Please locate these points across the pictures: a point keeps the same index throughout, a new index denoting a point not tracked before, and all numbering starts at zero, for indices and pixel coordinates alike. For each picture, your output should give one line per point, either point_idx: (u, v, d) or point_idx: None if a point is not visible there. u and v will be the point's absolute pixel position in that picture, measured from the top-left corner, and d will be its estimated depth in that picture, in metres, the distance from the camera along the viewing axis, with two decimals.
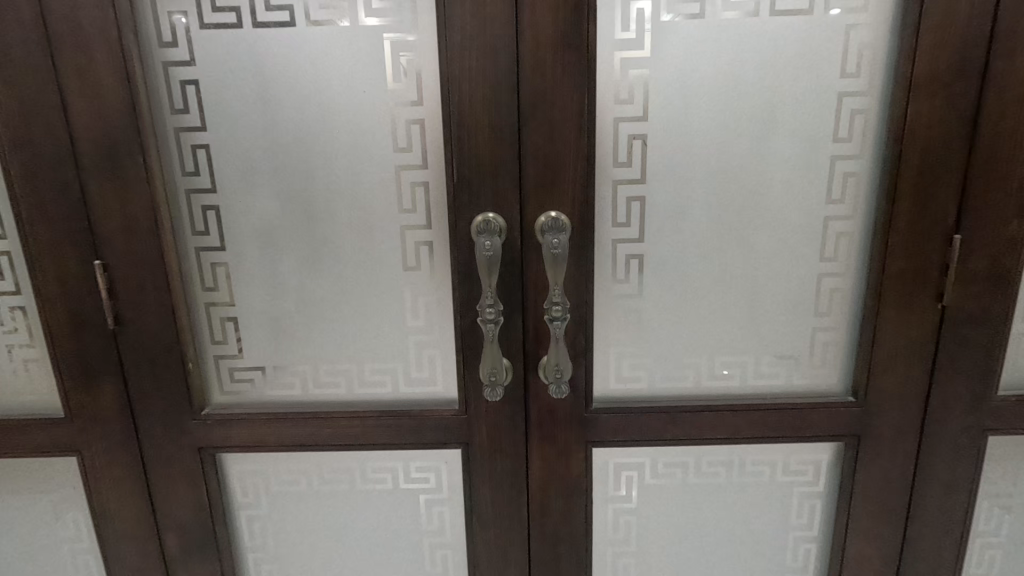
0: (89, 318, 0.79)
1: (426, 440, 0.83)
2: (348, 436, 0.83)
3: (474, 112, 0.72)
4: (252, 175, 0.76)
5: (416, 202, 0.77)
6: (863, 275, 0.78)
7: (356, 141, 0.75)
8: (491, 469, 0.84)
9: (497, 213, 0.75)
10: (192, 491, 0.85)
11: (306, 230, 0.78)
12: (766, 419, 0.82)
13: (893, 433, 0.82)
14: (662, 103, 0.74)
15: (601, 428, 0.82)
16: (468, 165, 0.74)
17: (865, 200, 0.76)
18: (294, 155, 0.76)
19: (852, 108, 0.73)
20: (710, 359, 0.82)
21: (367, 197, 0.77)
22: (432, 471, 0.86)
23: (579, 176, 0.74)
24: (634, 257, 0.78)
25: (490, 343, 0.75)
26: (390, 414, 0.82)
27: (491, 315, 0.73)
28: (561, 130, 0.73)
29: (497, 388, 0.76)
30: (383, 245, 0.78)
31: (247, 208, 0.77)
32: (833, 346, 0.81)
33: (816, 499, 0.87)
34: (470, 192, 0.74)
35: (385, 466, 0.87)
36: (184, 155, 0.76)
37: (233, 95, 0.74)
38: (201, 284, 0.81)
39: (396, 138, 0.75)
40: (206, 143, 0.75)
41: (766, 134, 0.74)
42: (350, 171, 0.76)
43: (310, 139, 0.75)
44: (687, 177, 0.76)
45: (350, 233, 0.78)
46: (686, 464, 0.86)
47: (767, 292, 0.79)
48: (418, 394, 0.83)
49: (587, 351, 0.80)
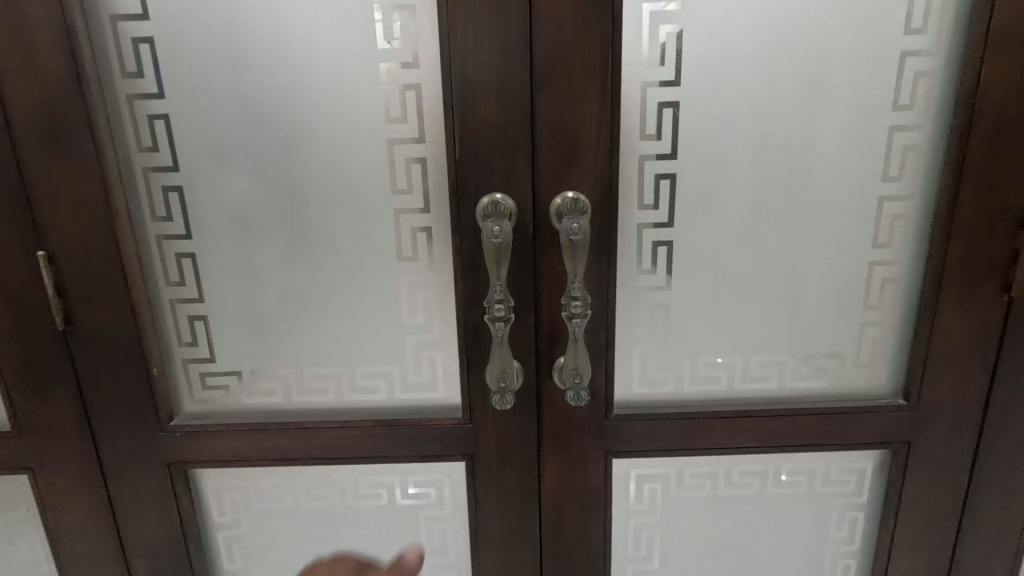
0: (36, 320, 0.68)
1: (426, 452, 0.74)
2: (337, 449, 0.74)
3: (479, 75, 0.62)
4: (221, 152, 0.66)
5: (412, 183, 0.66)
6: (919, 263, 0.69)
7: (341, 111, 0.64)
8: (499, 483, 0.75)
9: (506, 195, 0.65)
10: (162, 512, 0.76)
11: (285, 216, 0.68)
12: (807, 425, 0.73)
13: (950, 440, 0.73)
14: (697, 65, 0.63)
15: (623, 436, 0.73)
16: (473, 138, 0.63)
17: (925, 177, 0.67)
18: (270, 128, 0.65)
19: (915, 70, 0.63)
20: (746, 359, 0.73)
21: (355, 176, 0.66)
22: (433, 485, 0.77)
23: (602, 150, 0.64)
24: (662, 244, 0.69)
25: (499, 344, 0.65)
26: (385, 423, 0.73)
27: (500, 313, 0.64)
28: (582, 97, 0.63)
29: (507, 396, 0.67)
30: (374, 231, 0.68)
31: (215, 189, 0.67)
32: (883, 344, 0.72)
33: (856, 511, 0.79)
34: (475, 170, 0.64)
35: (379, 481, 0.77)
36: (140, 128, 0.65)
37: (196, 56, 0.63)
38: (164, 277, 0.70)
39: (388, 106, 0.64)
40: (165, 113, 0.65)
41: (816, 101, 0.64)
42: (335, 146, 0.65)
43: (287, 109, 0.64)
44: (724, 152, 0.66)
45: (336, 218, 0.68)
46: (715, 475, 0.77)
47: (811, 283, 0.70)
48: (416, 401, 0.74)
49: (608, 352, 0.70)
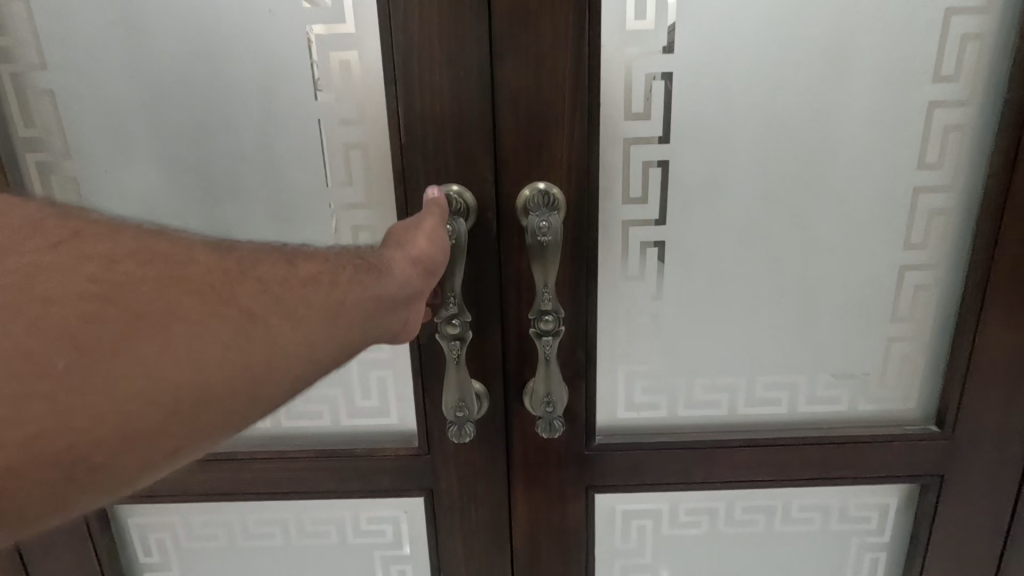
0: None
1: (376, 486, 0.63)
2: (275, 484, 0.64)
3: (427, 40, 0.51)
4: (123, 137, 0.55)
5: (352, 172, 0.55)
6: (959, 268, 0.58)
7: (263, 85, 0.53)
8: (462, 522, 0.65)
9: (462, 186, 0.54)
10: (76, 554, 0.66)
11: (203, 213, 0.57)
12: (822, 456, 0.62)
13: (990, 474, 0.62)
14: (695, 28, 0.52)
15: (607, 468, 0.63)
16: (421, 118, 0.52)
17: (969, 164, 0.55)
18: (178, 106, 0.54)
19: (962, 32, 0.52)
20: (751, 379, 0.62)
21: (283, 166, 0.55)
22: (389, 522, 0.67)
23: (578, 133, 0.53)
24: (651, 245, 0.58)
25: (455, 366, 0.55)
26: (329, 454, 0.63)
27: (453, 330, 0.53)
28: (552, 66, 0.51)
29: (465, 427, 0.57)
30: (309, 232, 0.57)
31: (118, 181, 0.56)
32: (913, 362, 0.62)
33: (878, 551, 0.69)
34: (425, 156, 0.53)
35: (327, 517, 0.68)
36: (26, 108, 0.54)
37: (85, 19, 0.52)
38: None
39: (319, 79, 0.53)
40: (52, 87, 0.54)
41: (841, 70, 0.53)
42: (257, 128, 0.54)
43: (198, 83, 0.53)
44: (727, 134, 0.55)
45: (263, 215, 0.57)
46: (715, 511, 0.67)
47: (829, 290, 0.59)
48: (366, 428, 0.64)
49: (589, 372, 0.60)
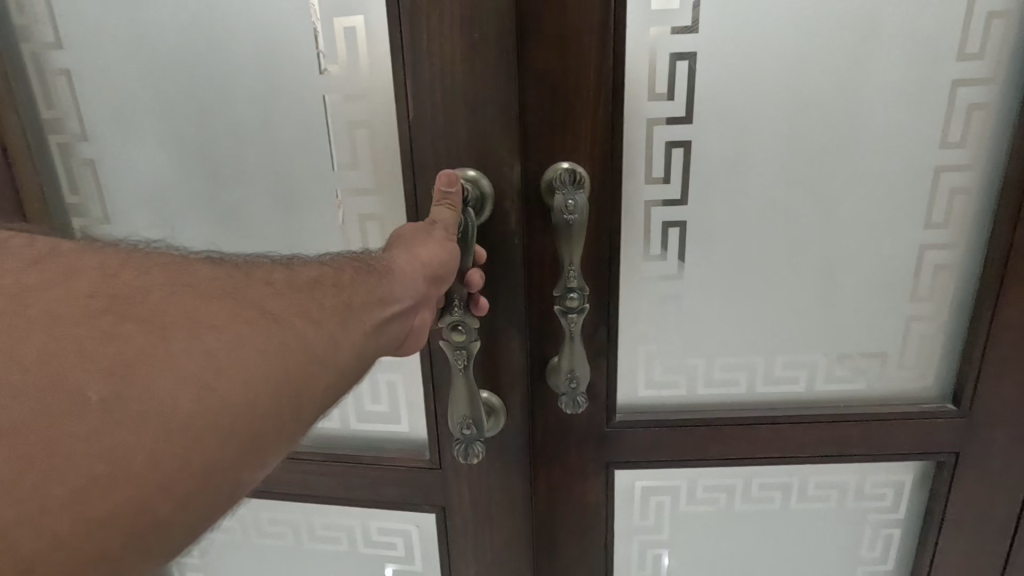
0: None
1: (386, 497, 0.67)
2: (292, 484, 0.67)
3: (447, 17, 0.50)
4: (136, 122, 0.58)
5: (357, 154, 0.57)
6: (979, 248, 0.59)
7: (279, 65, 0.55)
8: (470, 536, 0.67)
9: (478, 171, 0.54)
10: None
11: (211, 195, 0.60)
12: (839, 433, 0.64)
13: (1005, 451, 0.63)
14: (718, 6, 0.52)
15: (626, 445, 0.64)
16: (431, 98, 0.53)
17: (993, 143, 0.56)
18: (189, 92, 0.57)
19: (988, 10, 0.52)
20: (770, 358, 0.63)
21: (285, 147, 0.57)
22: (399, 535, 0.72)
23: (601, 112, 0.54)
24: (673, 225, 0.58)
25: (464, 378, 0.56)
26: (339, 461, 0.66)
27: (459, 341, 0.54)
28: (578, 45, 0.52)
29: (473, 444, 0.58)
30: (309, 214, 0.60)
31: (129, 163, 0.60)
32: (931, 341, 0.62)
33: (892, 528, 0.70)
34: (437, 137, 0.54)
35: (341, 524, 0.73)
36: (49, 92, 0.58)
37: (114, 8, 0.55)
38: None
39: (327, 57, 0.54)
40: (68, 68, 0.57)
41: (866, 46, 0.53)
42: (260, 108, 0.56)
43: (213, 66, 0.55)
44: (750, 114, 0.55)
45: (269, 199, 0.59)
46: (732, 488, 0.68)
47: (848, 269, 0.60)
48: (376, 433, 0.67)
49: (609, 351, 0.61)
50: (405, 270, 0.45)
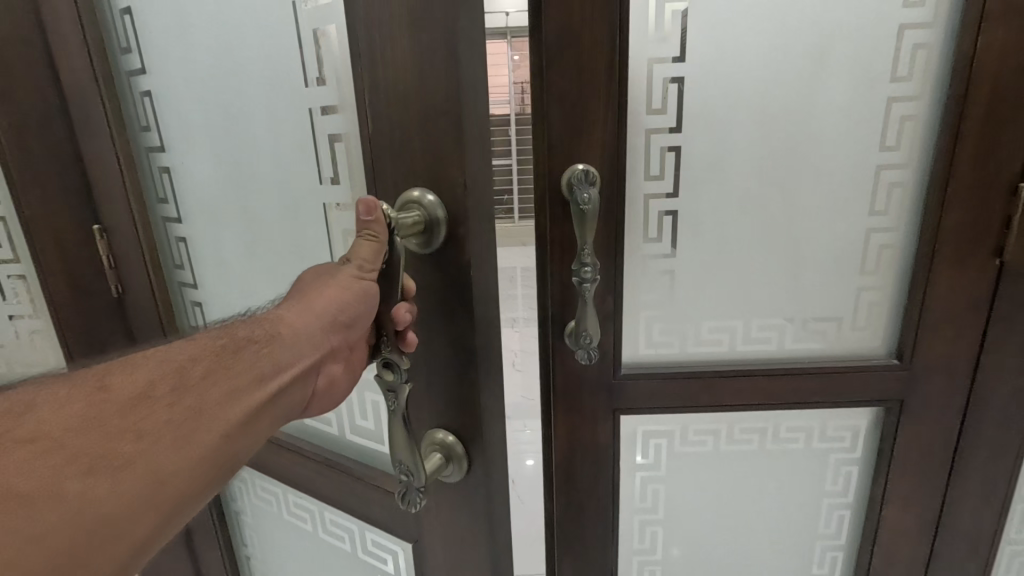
0: (89, 293, 0.75)
1: (372, 512, 0.70)
2: (300, 474, 0.77)
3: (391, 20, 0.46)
4: (189, 132, 0.66)
5: (340, 168, 0.57)
6: (914, 230, 0.73)
7: (285, 85, 0.58)
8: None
9: (425, 193, 0.48)
10: None
11: (242, 202, 0.66)
12: (804, 383, 0.78)
13: (939, 397, 0.77)
14: (701, 40, 0.67)
15: (630, 394, 0.79)
16: (384, 114, 0.49)
17: (922, 145, 0.70)
18: (220, 106, 0.62)
19: (914, 41, 0.66)
20: (747, 322, 0.78)
21: (287, 158, 0.61)
22: (388, 554, 0.73)
23: (609, 125, 0.68)
24: (668, 214, 0.73)
25: (401, 423, 0.49)
26: (329, 465, 0.72)
27: (393, 380, 0.48)
28: (591, 73, 0.66)
29: (411, 493, 0.51)
30: (309, 226, 0.63)
31: (189, 171, 0.68)
32: (878, 307, 0.76)
33: (850, 465, 0.85)
34: (393, 152, 0.50)
35: (344, 525, 0.78)
36: (136, 109, 0.68)
37: (177, 32, 0.62)
38: (172, 260, 0.75)
39: (306, 69, 0.56)
40: (150, 88, 0.67)
41: (818, 71, 0.67)
42: (271, 119, 0.60)
43: (241, 84, 0.60)
44: (728, 123, 0.69)
45: (276, 207, 0.64)
46: (718, 431, 0.83)
47: (812, 248, 0.74)
48: (365, 446, 0.71)
49: (616, 315, 0.75)
50: (288, 337, 0.44)
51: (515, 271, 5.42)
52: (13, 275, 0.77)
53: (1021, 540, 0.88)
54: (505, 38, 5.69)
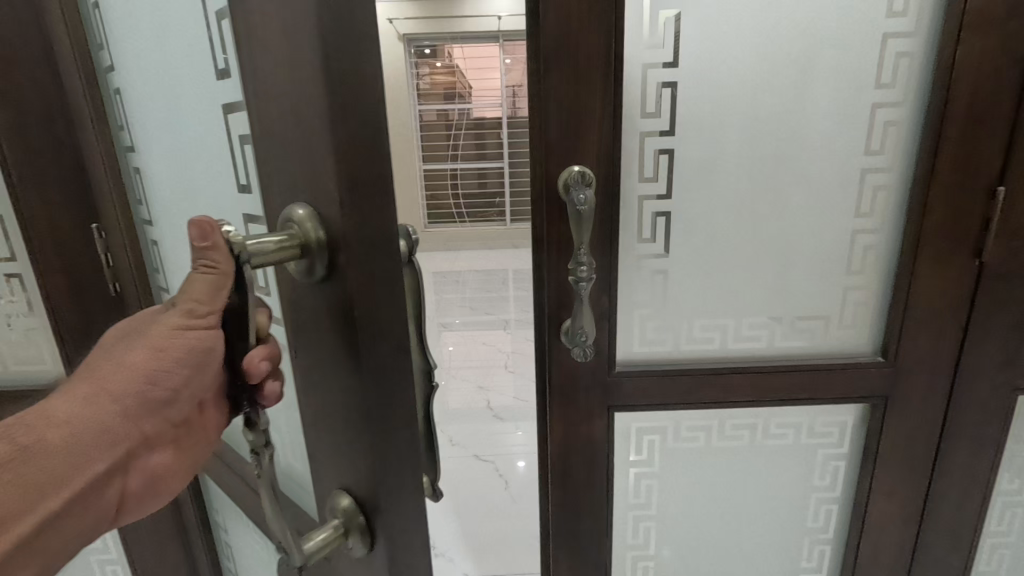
0: (92, 307, 0.71)
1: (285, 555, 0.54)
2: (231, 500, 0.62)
3: None
4: (150, 133, 0.56)
5: (250, 174, 0.39)
6: (897, 232, 0.75)
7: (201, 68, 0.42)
8: None
9: (309, 213, 0.30)
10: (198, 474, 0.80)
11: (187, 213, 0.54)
12: (793, 380, 0.80)
13: (923, 394, 0.80)
14: (694, 47, 0.69)
15: (625, 391, 0.80)
16: (264, 91, 0.32)
17: (905, 149, 0.72)
18: (164, 103, 0.51)
19: (898, 50, 0.68)
20: (737, 321, 0.80)
21: (215, 161, 0.45)
22: None
23: (605, 127, 0.70)
24: (661, 215, 0.75)
25: (271, 490, 0.34)
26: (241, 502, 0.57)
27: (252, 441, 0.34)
28: (587, 78, 0.68)
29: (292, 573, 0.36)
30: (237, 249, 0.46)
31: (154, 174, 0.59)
32: (863, 306, 0.79)
33: (838, 460, 0.87)
34: (283, 156, 0.32)
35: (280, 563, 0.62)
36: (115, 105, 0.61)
37: (125, 13, 0.51)
38: (150, 265, 0.68)
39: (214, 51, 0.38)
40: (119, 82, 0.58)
41: (806, 79, 0.70)
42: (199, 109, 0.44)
43: (173, 73, 0.46)
44: (719, 127, 0.71)
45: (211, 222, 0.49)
46: (709, 428, 0.85)
47: (800, 248, 0.76)
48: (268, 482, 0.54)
49: (611, 314, 0.76)
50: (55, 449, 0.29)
51: (507, 273, 5.45)
52: (6, 276, 0.71)
53: (1002, 533, 0.90)
54: (496, 42, 5.76)
